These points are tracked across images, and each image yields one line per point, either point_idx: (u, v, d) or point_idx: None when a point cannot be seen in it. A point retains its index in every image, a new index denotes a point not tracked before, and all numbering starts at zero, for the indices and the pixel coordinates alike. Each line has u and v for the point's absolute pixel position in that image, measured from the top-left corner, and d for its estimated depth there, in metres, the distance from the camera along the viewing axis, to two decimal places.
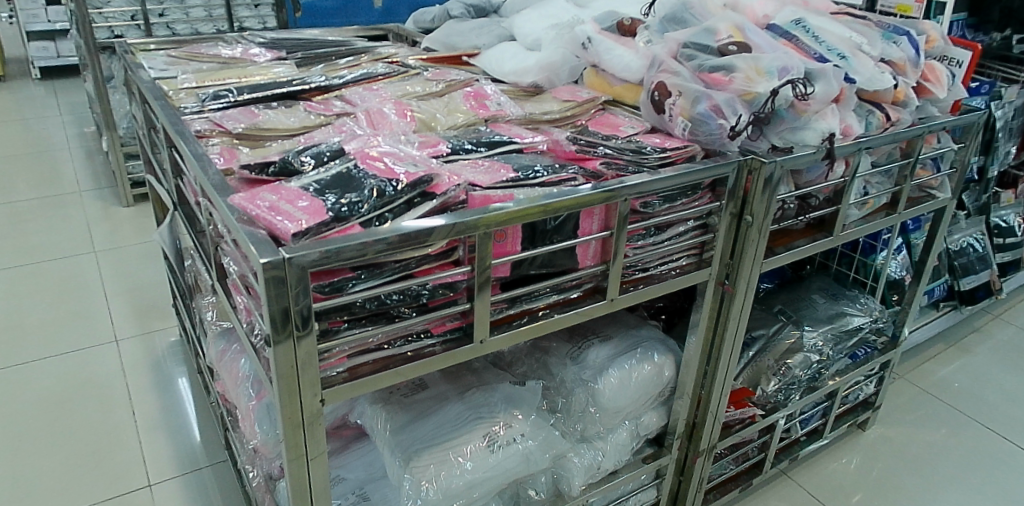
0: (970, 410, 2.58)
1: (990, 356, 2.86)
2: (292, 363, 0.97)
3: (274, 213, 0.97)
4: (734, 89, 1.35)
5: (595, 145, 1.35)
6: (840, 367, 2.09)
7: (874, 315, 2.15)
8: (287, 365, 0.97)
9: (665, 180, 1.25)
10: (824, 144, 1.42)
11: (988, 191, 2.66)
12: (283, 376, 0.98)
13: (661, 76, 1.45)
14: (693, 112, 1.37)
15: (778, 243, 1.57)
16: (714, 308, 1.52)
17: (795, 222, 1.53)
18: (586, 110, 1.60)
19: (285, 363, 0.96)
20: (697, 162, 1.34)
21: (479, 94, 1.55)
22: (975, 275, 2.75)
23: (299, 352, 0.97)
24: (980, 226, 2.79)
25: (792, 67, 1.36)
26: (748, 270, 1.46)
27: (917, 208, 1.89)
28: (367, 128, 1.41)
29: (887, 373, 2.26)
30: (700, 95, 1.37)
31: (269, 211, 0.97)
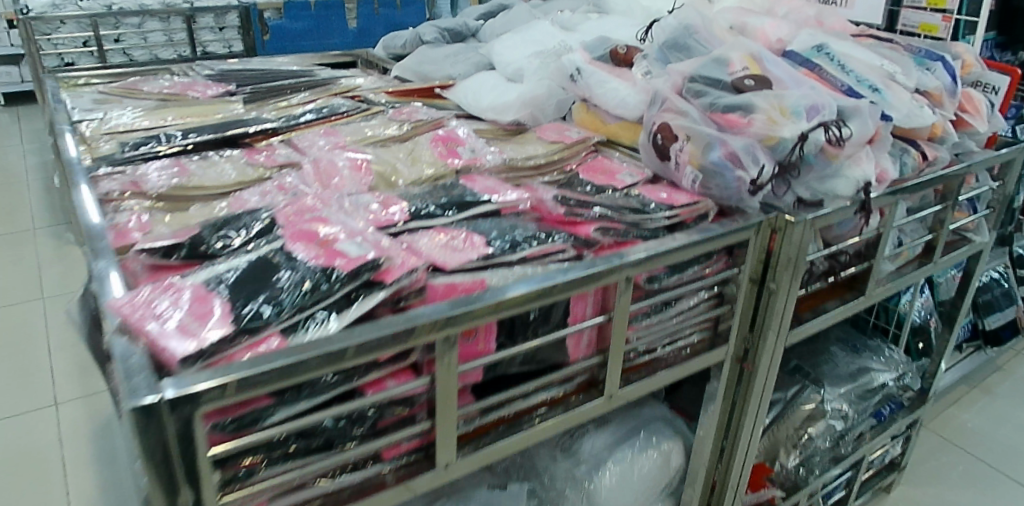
0: (1001, 462, 2.34)
1: (1017, 398, 2.63)
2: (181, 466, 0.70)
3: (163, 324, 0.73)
4: (754, 132, 1.12)
5: (587, 201, 1.11)
6: (863, 430, 1.85)
7: (899, 369, 1.92)
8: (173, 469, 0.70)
9: (672, 250, 1.02)
10: (858, 194, 1.20)
11: (1014, 221, 2.45)
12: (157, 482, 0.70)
13: (664, 116, 1.22)
14: (705, 161, 1.14)
15: (804, 308, 1.34)
16: (730, 389, 1.29)
17: (823, 285, 1.30)
18: (575, 154, 1.37)
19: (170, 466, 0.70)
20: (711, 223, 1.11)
21: (450, 138, 1.31)
22: (1001, 312, 2.54)
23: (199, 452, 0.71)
24: (1003, 258, 2.57)
25: (823, 105, 1.13)
26: (772, 344, 1.23)
27: (953, 255, 1.67)
28: (315, 184, 1.17)
29: (915, 432, 2.02)
30: (714, 139, 1.14)
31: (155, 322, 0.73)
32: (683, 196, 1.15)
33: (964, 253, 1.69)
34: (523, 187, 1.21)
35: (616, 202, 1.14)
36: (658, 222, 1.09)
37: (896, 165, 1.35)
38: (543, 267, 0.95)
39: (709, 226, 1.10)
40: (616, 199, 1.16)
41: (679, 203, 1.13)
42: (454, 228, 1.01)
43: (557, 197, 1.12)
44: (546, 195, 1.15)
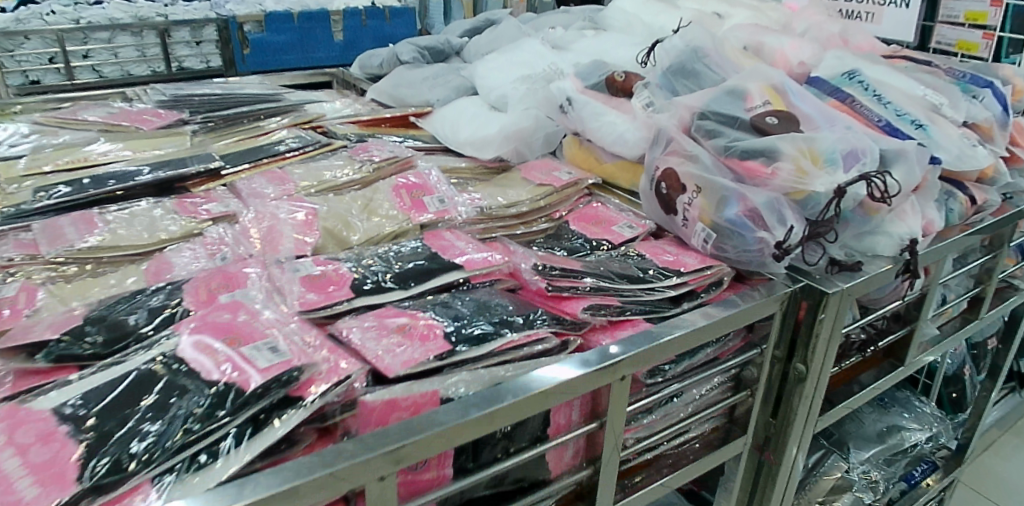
0: None
1: None
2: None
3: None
4: (779, 184, 0.93)
5: (576, 264, 0.92)
6: (892, 498, 1.65)
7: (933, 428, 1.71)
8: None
9: (682, 338, 0.82)
10: (902, 254, 1.01)
11: None
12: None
13: (670, 161, 1.02)
14: (719, 218, 0.95)
15: (836, 384, 1.14)
16: (748, 484, 1.09)
17: (856, 360, 1.11)
18: (566, 199, 1.18)
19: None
20: (730, 295, 0.91)
21: (417, 186, 1.10)
22: None
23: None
24: None
25: (863, 149, 0.94)
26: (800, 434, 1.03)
27: (1000, 306, 1.46)
28: (253, 244, 0.97)
29: (949, 494, 1.82)
30: (731, 193, 0.94)
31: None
32: (692, 259, 0.96)
33: (1011, 303, 1.49)
34: (500, 245, 1.02)
35: (611, 265, 0.94)
36: (663, 294, 0.90)
37: (941, 212, 1.15)
38: (518, 364, 0.76)
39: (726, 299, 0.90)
40: (611, 262, 0.96)
41: (689, 268, 0.94)
42: (406, 309, 0.81)
43: (540, 259, 0.92)
44: (526, 256, 0.95)
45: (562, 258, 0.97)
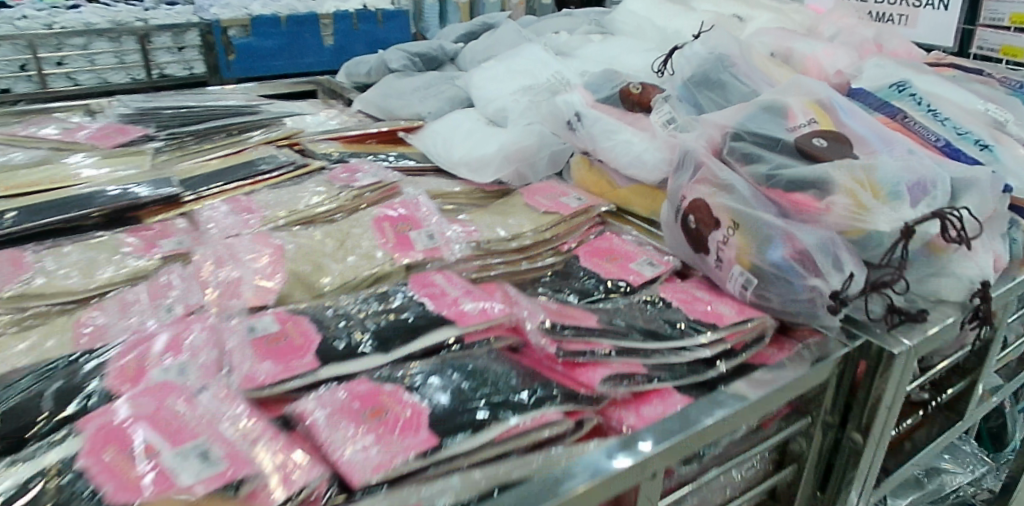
0: None
1: None
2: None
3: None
4: (833, 221, 0.78)
5: (591, 320, 0.77)
6: None
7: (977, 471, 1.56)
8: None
9: (724, 423, 0.67)
10: (974, 301, 0.86)
11: None
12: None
13: (699, 190, 0.87)
14: (761, 260, 0.80)
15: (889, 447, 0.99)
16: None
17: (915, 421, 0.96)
18: (576, 228, 1.03)
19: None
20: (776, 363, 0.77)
21: (404, 220, 0.95)
22: None
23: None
24: None
25: (931, 178, 0.78)
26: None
27: None
28: (207, 292, 0.81)
29: None
30: (776, 230, 0.79)
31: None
32: (728, 308, 0.82)
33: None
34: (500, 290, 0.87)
35: (632, 319, 0.80)
36: (693, 356, 0.76)
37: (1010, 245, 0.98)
38: (524, 462, 0.60)
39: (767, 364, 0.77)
40: (632, 315, 0.82)
41: (724, 321, 0.79)
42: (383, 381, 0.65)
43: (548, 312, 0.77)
44: (532, 305, 0.80)
45: (576, 309, 0.83)
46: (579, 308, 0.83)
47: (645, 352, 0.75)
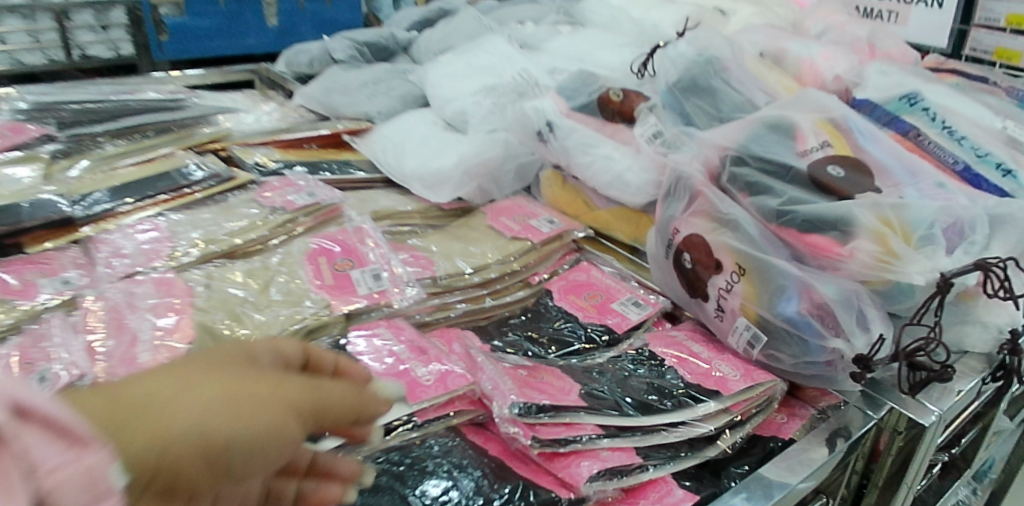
0: None
1: None
2: (201, 474, 0.35)
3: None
4: (856, 269, 0.65)
5: (575, 390, 0.65)
6: None
7: None
8: (190, 429, 0.35)
9: None
10: (1000, 354, 0.74)
11: None
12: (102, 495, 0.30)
13: (695, 224, 0.74)
14: (771, 314, 0.67)
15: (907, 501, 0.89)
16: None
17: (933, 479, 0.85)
18: (548, 256, 0.89)
19: (190, 424, 0.35)
20: (772, 438, 0.68)
21: (346, 253, 0.80)
22: None
23: (264, 463, 0.38)
24: None
25: (967, 219, 0.66)
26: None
27: None
28: (95, 356, 0.64)
29: None
30: (791, 280, 0.66)
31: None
32: (731, 369, 0.69)
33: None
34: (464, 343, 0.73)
35: (620, 385, 0.68)
36: (691, 433, 0.65)
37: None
38: None
39: (762, 440, 0.67)
40: (620, 378, 0.69)
41: (727, 388, 0.67)
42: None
43: (524, 381, 0.64)
44: (506, 369, 0.67)
45: (556, 370, 0.70)
46: (558, 368, 0.70)
47: (637, 430, 0.64)
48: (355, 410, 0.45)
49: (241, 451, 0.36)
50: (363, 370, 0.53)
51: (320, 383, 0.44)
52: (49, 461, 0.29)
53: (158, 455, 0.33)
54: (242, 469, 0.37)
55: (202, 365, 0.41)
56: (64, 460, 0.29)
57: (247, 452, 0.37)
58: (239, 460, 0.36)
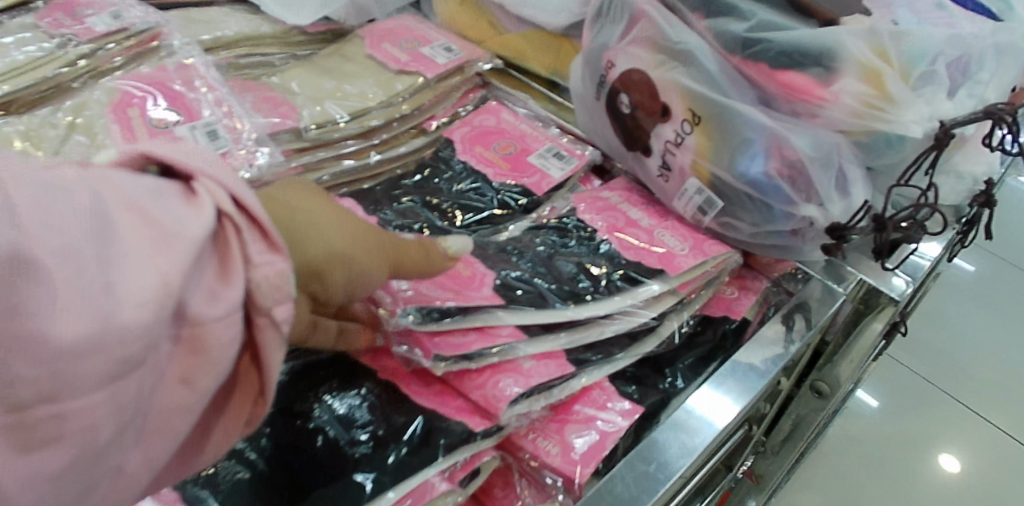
0: None
1: None
2: (337, 287, 0.37)
3: (197, 150, 0.32)
4: (840, 117, 0.52)
5: (489, 281, 0.49)
6: None
7: None
8: (345, 253, 0.37)
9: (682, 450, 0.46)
10: (968, 208, 0.67)
11: None
12: (287, 296, 0.31)
13: (637, 57, 0.58)
14: (730, 175, 0.54)
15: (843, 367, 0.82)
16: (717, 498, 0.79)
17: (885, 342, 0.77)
18: (447, 94, 0.71)
19: (347, 245, 0.38)
20: (728, 321, 0.56)
21: (165, 93, 0.58)
22: None
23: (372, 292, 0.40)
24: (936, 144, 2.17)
25: (975, 53, 0.55)
26: (792, 443, 0.72)
27: None
28: None
29: None
30: (759, 131, 0.52)
31: (184, 145, 0.32)
32: (679, 242, 0.56)
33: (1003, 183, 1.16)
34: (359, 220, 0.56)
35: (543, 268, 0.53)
36: (632, 324, 0.51)
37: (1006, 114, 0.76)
38: None
39: (715, 323, 0.56)
40: (541, 260, 0.54)
41: (675, 267, 0.54)
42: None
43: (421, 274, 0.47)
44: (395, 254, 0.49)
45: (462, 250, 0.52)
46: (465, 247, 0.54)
47: (565, 329, 0.49)
48: (439, 269, 0.43)
49: (365, 281, 0.38)
50: None
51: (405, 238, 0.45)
52: (256, 259, 0.30)
53: (325, 266, 0.36)
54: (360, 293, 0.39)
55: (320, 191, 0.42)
56: (268, 258, 0.30)
57: (368, 281, 0.39)
58: (363, 287, 0.39)
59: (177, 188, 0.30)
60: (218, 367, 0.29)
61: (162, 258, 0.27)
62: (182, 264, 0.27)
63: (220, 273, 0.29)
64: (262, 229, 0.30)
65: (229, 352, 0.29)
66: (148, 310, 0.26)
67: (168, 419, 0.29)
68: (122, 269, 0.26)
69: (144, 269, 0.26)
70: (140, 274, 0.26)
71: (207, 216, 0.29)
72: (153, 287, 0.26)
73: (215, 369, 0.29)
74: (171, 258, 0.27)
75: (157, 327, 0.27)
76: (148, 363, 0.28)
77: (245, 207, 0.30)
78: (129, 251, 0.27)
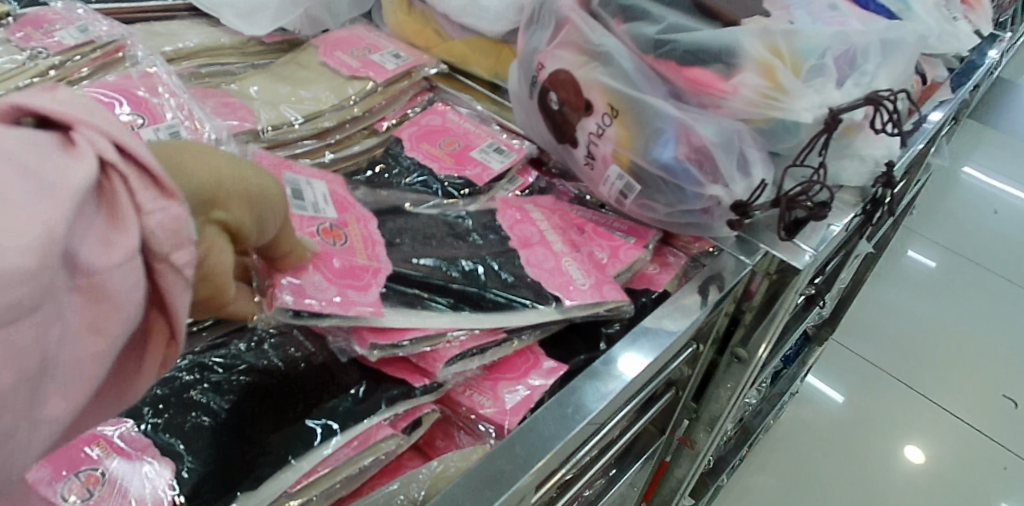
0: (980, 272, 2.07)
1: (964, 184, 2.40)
2: (242, 212, 0.38)
3: (78, 102, 0.31)
4: (740, 106, 0.58)
5: (385, 270, 0.50)
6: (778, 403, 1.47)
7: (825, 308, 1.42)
8: (239, 177, 0.38)
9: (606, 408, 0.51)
10: (871, 187, 0.73)
11: None
12: (185, 241, 0.30)
13: (563, 58, 0.64)
14: (646, 160, 0.60)
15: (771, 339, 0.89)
16: (655, 461, 0.87)
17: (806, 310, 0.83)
18: (396, 98, 0.76)
19: (229, 170, 0.37)
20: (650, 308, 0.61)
21: (129, 100, 0.63)
22: None
23: (273, 219, 0.41)
24: None
25: (859, 47, 0.61)
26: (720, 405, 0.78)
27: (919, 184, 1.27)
28: None
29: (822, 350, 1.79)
30: (670, 122, 0.58)
31: (52, 95, 0.31)
32: (580, 275, 0.56)
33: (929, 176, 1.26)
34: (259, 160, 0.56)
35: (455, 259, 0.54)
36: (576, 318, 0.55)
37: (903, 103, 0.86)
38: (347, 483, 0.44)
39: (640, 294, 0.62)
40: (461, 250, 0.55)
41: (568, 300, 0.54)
42: None
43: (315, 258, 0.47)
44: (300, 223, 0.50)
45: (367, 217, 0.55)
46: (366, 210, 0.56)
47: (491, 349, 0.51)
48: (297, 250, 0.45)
49: (265, 202, 0.40)
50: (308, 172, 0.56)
51: None
52: (147, 205, 0.29)
53: (218, 191, 0.36)
54: (269, 222, 0.41)
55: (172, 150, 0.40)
56: (163, 205, 0.30)
57: (270, 198, 0.41)
58: (263, 209, 0.40)
59: (56, 139, 0.29)
60: (125, 312, 0.29)
61: (45, 206, 0.26)
62: (66, 212, 0.26)
63: (110, 223, 0.28)
64: (153, 178, 0.30)
65: (133, 298, 0.29)
66: (32, 255, 0.25)
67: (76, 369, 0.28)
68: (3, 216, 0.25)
69: (30, 217, 0.25)
70: (21, 224, 0.25)
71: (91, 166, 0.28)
72: (37, 234, 0.25)
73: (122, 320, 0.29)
74: (60, 207, 0.26)
75: (49, 274, 0.26)
76: (45, 311, 0.26)
77: (132, 155, 0.30)
78: (8, 196, 0.26)
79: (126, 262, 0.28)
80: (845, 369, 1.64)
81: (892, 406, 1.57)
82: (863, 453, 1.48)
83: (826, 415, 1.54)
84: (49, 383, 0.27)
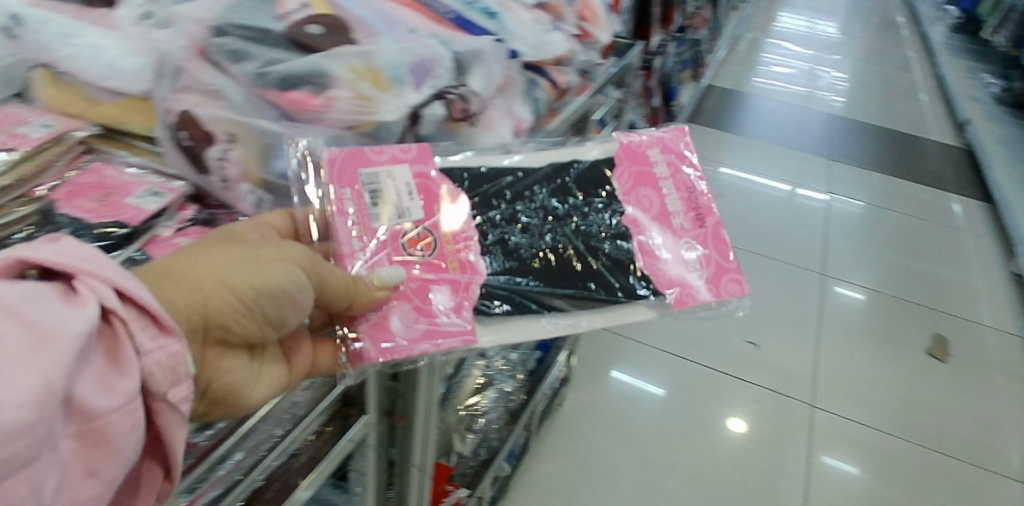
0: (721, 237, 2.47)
1: None
2: (242, 321, 0.56)
3: (76, 253, 0.48)
4: (341, 117, 0.72)
5: (474, 281, 0.69)
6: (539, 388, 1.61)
7: None
8: (238, 290, 0.55)
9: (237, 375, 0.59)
10: None
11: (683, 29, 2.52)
12: (178, 378, 0.49)
13: (186, 101, 0.72)
14: (270, 173, 0.72)
15: None
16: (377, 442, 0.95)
17: None
18: (49, 164, 0.78)
19: (222, 292, 0.54)
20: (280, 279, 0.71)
21: None
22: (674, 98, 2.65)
23: (286, 302, 0.58)
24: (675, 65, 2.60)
25: (430, 58, 0.78)
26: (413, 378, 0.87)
27: None
28: None
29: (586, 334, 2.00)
30: (279, 137, 0.71)
31: (51, 247, 0.48)
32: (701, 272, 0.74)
33: None
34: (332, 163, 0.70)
35: (557, 262, 0.74)
36: None
37: (529, 107, 1.05)
38: None
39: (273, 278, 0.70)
40: (563, 245, 0.74)
41: (680, 307, 0.73)
42: None
43: (397, 291, 0.65)
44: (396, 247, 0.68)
45: (466, 210, 0.73)
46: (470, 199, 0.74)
47: None
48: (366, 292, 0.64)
49: (265, 300, 0.56)
50: (402, 160, 0.72)
51: (291, 244, 0.60)
52: (146, 346, 0.48)
53: (212, 314, 0.54)
54: (284, 308, 0.58)
55: (212, 248, 0.56)
56: (157, 345, 0.48)
57: (275, 296, 0.57)
58: (267, 305, 0.56)
59: (71, 297, 0.46)
60: (119, 442, 0.46)
61: (47, 362, 0.42)
62: (65, 363, 0.43)
63: (117, 372, 0.47)
64: (157, 324, 0.48)
65: (127, 428, 0.47)
66: (37, 400, 0.41)
67: (87, 475, 0.46)
68: (16, 377, 0.41)
69: (34, 375, 0.41)
70: (30, 378, 0.41)
71: (89, 312, 0.45)
72: (39, 386, 0.41)
73: (112, 459, 0.46)
74: (69, 354, 0.43)
75: (52, 412, 0.42)
76: (50, 440, 0.43)
77: (129, 306, 0.48)
78: (20, 354, 0.42)
79: (122, 404, 0.46)
80: (640, 361, 1.96)
81: (708, 392, 1.89)
82: (669, 429, 1.80)
83: (648, 409, 1.84)
84: (63, 486, 0.45)
